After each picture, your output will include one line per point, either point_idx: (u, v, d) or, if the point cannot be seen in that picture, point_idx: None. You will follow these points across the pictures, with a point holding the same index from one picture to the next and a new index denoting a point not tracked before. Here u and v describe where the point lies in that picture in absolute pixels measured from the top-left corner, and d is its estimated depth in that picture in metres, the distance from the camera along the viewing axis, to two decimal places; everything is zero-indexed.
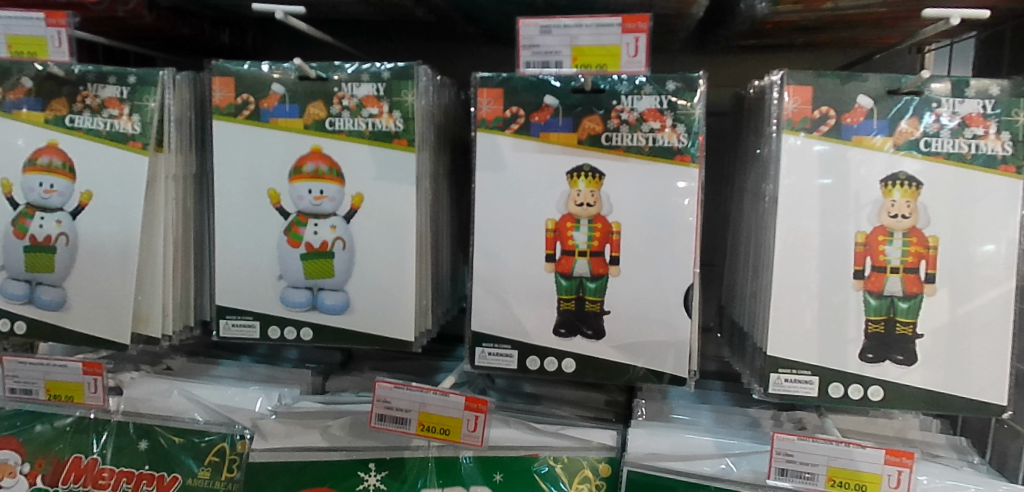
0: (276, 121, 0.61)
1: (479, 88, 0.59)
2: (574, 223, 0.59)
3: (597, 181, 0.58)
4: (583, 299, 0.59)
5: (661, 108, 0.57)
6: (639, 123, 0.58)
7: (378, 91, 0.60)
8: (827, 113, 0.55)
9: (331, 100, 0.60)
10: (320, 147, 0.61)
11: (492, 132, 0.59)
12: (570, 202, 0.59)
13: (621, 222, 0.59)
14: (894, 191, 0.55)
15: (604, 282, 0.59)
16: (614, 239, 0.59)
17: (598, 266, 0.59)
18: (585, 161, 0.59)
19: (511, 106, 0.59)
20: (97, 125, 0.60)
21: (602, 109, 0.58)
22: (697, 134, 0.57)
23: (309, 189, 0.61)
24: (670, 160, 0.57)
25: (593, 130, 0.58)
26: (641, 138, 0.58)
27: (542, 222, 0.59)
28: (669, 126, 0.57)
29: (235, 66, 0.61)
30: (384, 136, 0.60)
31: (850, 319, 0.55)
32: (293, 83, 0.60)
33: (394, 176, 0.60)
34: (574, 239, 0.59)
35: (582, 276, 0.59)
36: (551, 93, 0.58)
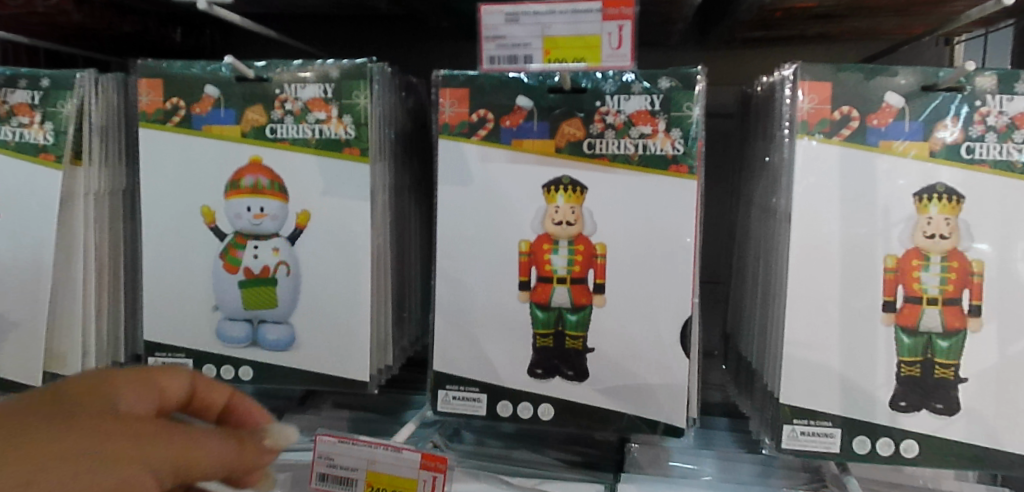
0: (210, 128, 0.53)
1: (441, 88, 0.51)
2: (551, 245, 0.51)
3: (578, 196, 0.50)
4: (563, 334, 0.51)
5: (653, 110, 0.49)
6: (627, 127, 0.49)
7: (325, 92, 0.52)
8: (849, 114, 0.47)
9: (272, 103, 0.52)
10: (260, 158, 0.53)
11: (455, 139, 0.51)
12: (548, 221, 0.51)
13: (606, 243, 0.50)
14: (931, 206, 0.46)
15: (587, 314, 0.51)
16: (599, 263, 0.50)
17: (581, 295, 0.51)
18: (563, 173, 0.50)
19: (478, 109, 0.51)
20: (6, 135, 0.52)
21: (583, 112, 0.50)
22: (694, 141, 0.49)
23: (248, 206, 0.53)
24: (663, 171, 0.49)
25: (573, 136, 0.50)
26: (630, 145, 0.49)
27: (515, 244, 0.51)
28: (661, 131, 0.49)
29: (164, 66, 0.53)
30: (332, 145, 0.52)
31: (879, 361, 0.47)
32: (229, 84, 0.52)
33: (345, 191, 0.52)
34: (552, 262, 0.51)
35: (561, 306, 0.51)
36: (524, 94, 0.50)
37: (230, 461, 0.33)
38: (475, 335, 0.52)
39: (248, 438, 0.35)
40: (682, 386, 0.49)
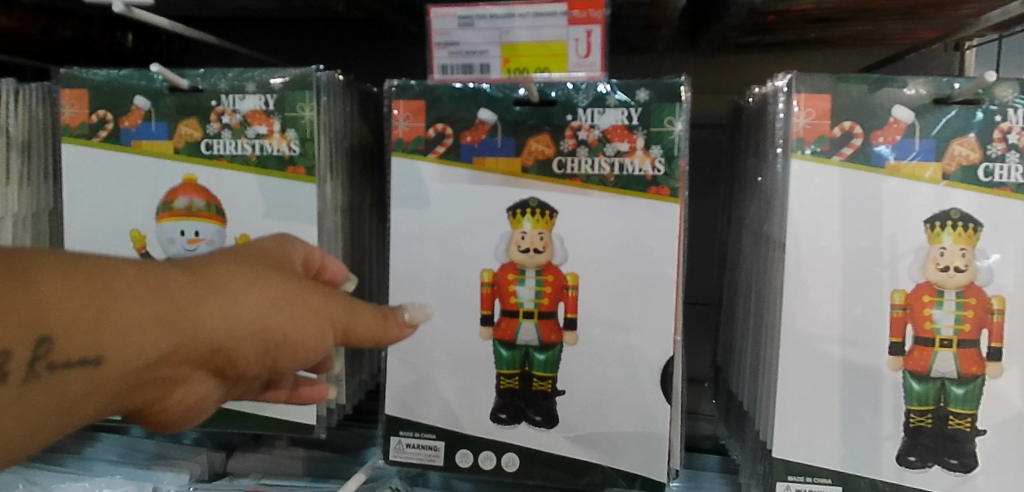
0: (139, 144, 0.47)
1: (394, 100, 0.46)
2: (518, 274, 0.46)
3: (547, 220, 0.45)
4: (531, 375, 0.46)
5: (630, 125, 0.44)
6: (602, 144, 0.44)
7: (267, 104, 0.47)
8: (850, 130, 0.41)
9: (208, 116, 0.47)
10: (195, 177, 0.47)
11: (410, 157, 0.46)
12: (514, 247, 0.45)
13: (579, 272, 0.45)
14: (944, 235, 0.41)
15: (556, 353, 0.46)
16: (569, 296, 0.45)
17: (550, 332, 0.46)
18: (530, 195, 0.45)
19: (436, 123, 0.45)
20: None
21: (553, 127, 0.44)
22: (677, 160, 0.43)
23: (182, 230, 0.48)
24: (642, 194, 0.43)
25: (541, 154, 0.45)
26: (604, 165, 0.44)
27: (477, 273, 0.46)
28: (640, 149, 0.43)
29: (88, 75, 0.48)
30: (275, 162, 0.47)
31: (885, 410, 0.41)
32: (160, 95, 0.47)
33: (289, 215, 0.47)
34: (519, 294, 0.46)
35: (529, 344, 0.46)
36: (488, 107, 0.45)
37: (349, 317, 0.36)
38: (434, 374, 0.46)
39: (375, 312, 0.38)
40: (662, 435, 0.44)
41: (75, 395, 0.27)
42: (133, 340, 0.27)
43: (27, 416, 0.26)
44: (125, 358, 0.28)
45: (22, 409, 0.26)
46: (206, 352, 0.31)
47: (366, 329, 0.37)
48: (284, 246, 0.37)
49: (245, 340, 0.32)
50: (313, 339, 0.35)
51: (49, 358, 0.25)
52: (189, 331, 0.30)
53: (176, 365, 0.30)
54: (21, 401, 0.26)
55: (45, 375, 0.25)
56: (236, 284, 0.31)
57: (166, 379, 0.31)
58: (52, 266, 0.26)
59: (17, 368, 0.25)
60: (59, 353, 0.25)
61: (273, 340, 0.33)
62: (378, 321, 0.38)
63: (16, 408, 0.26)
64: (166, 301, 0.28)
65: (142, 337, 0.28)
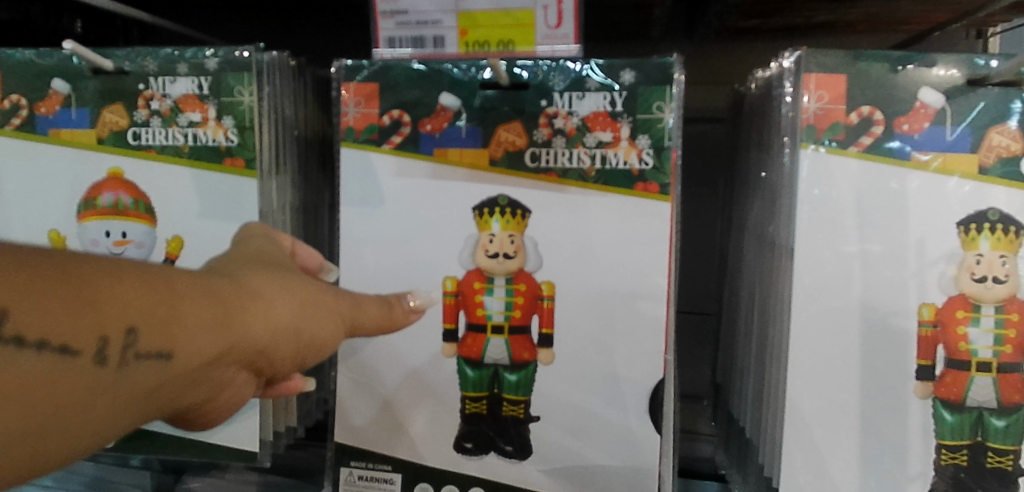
0: (58, 133, 0.42)
1: (344, 83, 0.40)
2: (485, 283, 0.40)
3: (519, 221, 0.39)
4: (500, 399, 0.40)
5: (613, 112, 0.38)
6: (581, 133, 0.38)
7: (200, 88, 0.41)
8: (870, 115, 0.36)
9: (135, 102, 0.42)
10: (121, 171, 0.42)
11: (363, 147, 0.40)
12: (480, 252, 0.40)
13: (554, 280, 0.39)
14: (981, 240, 0.35)
15: (529, 374, 0.39)
16: (545, 308, 0.39)
17: (523, 350, 0.40)
18: (498, 191, 0.39)
19: (392, 109, 0.40)
20: None
21: (526, 114, 0.39)
22: (668, 151, 0.37)
23: (106, 231, 0.42)
24: (627, 191, 0.38)
25: (511, 144, 0.39)
26: (584, 157, 0.38)
27: (439, 282, 0.40)
28: (625, 140, 0.38)
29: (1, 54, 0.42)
30: (209, 154, 0.41)
31: (911, 444, 0.36)
32: (81, 78, 0.42)
33: (227, 214, 0.41)
34: (487, 306, 0.40)
35: (498, 363, 0.40)
36: (450, 89, 0.39)
37: (372, 316, 0.33)
38: (389, 395, 0.41)
39: (395, 303, 0.36)
40: (650, 471, 0.38)
41: (137, 393, 0.23)
42: (190, 336, 0.24)
43: (98, 417, 0.22)
44: (188, 355, 0.24)
45: (91, 414, 0.22)
46: (251, 359, 0.27)
47: (372, 324, 0.33)
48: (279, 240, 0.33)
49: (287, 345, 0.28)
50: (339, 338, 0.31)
51: (132, 351, 0.22)
52: (239, 335, 0.26)
53: (225, 368, 0.26)
54: (98, 400, 0.22)
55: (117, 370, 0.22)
56: (273, 290, 0.28)
57: (208, 390, 0.27)
58: (96, 262, 0.22)
59: (108, 353, 0.22)
60: (142, 343, 0.22)
61: (309, 345, 0.29)
62: (384, 315, 0.34)
63: (93, 406, 0.22)
64: (214, 296, 0.25)
65: (197, 339, 0.24)
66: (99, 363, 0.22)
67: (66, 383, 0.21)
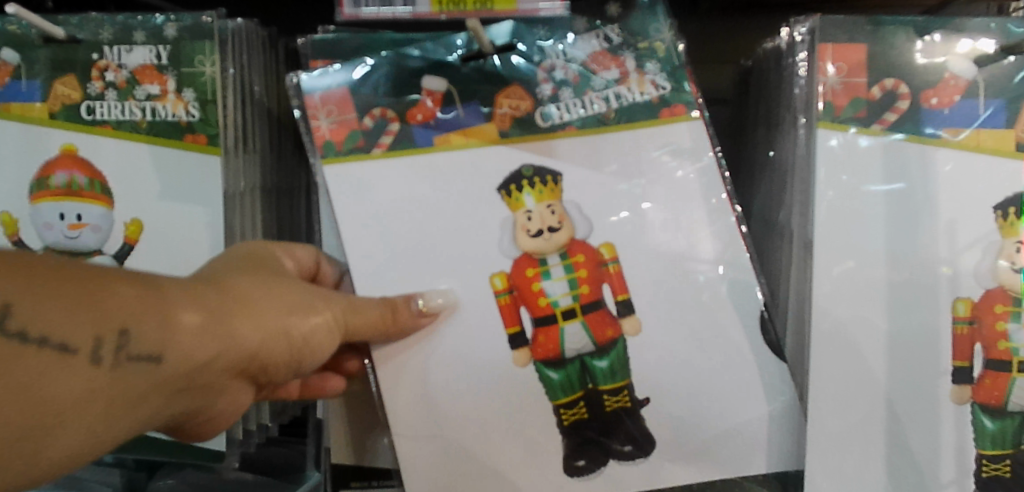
0: (8, 107, 0.39)
1: (305, 100, 0.36)
2: (538, 267, 0.35)
3: (552, 189, 0.35)
4: (597, 395, 0.35)
5: (611, 48, 0.36)
6: (587, 79, 0.36)
7: (159, 58, 0.38)
8: (896, 88, 0.33)
9: (89, 73, 0.39)
10: (75, 148, 0.39)
11: (348, 159, 0.35)
12: (522, 233, 0.35)
13: (614, 241, 0.35)
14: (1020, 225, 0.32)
15: (620, 352, 0.35)
16: (610, 274, 0.35)
17: (605, 327, 0.35)
18: (522, 162, 0.35)
19: (371, 110, 0.36)
20: None
21: (523, 73, 0.36)
22: (682, 70, 0.36)
23: (61, 213, 0.39)
24: (650, 120, 0.36)
25: (520, 111, 0.36)
26: (597, 101, 0.36)
27: (484, 281, 0.35)
28: (634, 71, 0.36)
29: None
30: (168, 129, 0.38)
31: (951, 453, 0.32)
32: (32, 47, 0.39)
33: (191, 194, 0.38)
34: (545, 291, 0.35)
35: (582, 352, 0.35)
36: (432, 74, 0.36)
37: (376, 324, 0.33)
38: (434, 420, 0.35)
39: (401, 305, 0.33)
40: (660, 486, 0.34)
41: (129, 398, 0.26)
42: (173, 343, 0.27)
43: (101, 416, 0.25)
44: (177, 360, 0.27)
45: (93, 405, 0.25)
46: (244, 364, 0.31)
47: (370, 327, 0.33)
48: (297, 257, 0.36)
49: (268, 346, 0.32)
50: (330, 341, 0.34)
51: (123, 350, 0.26)
52: (230, 340, 0.30)
53: (213, 374, 0.30)
54: (100, 392, 0.25)
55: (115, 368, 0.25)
56: (266, 299, 0.32)
57: (205, 392, 0.30)
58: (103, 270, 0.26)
59: (102, 353, 0.25)
60: (131, 347, 0.26)
61: (301, 349, 0.33)
62: (385, 318, 0.33)
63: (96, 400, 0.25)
64: (204, 308, 0.29)
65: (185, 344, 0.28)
66: (92, 364, 0.25)
67: (65, 378, 0.24)
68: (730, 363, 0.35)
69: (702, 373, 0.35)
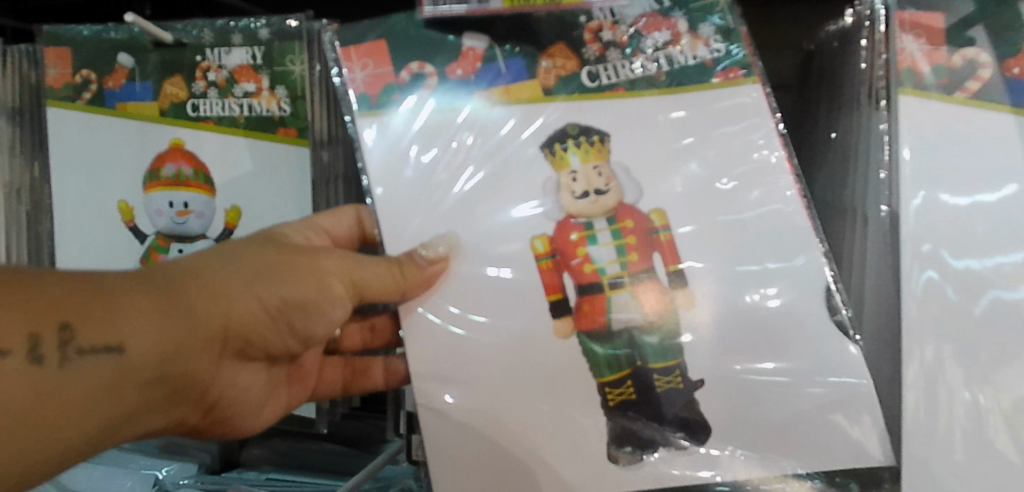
0: (124, 106, 0.43)
1: (346, 49, 0.38)
2: (584, 232, 0.36)
3: (599, 149, 0.36)
4: (647, 371, 0.35)
5: (660, 12, 0.38)
6: (636, 41, 0.38)
7: (254, 58, 0.42)
8: (976, 58, 0.35)
9: (194, 73, 0.43)
10: (181, 142, 0.43)
11: (383, 109, 0.37)
12: (567, 195, 0.36)
13: (665, 206, 0.36)
14: None
15: (667, 323, 0.35)
16: (660, 242, 0.35)
17: (654, 299, 0.35)
18: (567, 121, 0.37)
19: (410, 63, 0.38)
20: None
21: (569, 35, 0.38)
22: (738, 32, 0.37)
23: (170, 202, 0.43)
24: (701, 82, 0.37)
25: (565, 68, 0.37)
26: (645, 63, 0.37)
27: (526, 244, 0.35)
28: (687, 34, 0.37)
29: (71, 30, 0.43)
30: (264, 124, 0.42)
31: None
32: (145, 51, 0.43)
33: (286, 185, 0.43)
34: (594, 257, 0.36)
35: (629, 325, 0.35)
36: (475, 31, 0.38)
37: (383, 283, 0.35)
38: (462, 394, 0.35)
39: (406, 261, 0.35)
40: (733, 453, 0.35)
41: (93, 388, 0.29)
42: (126, 327, 0.29)
43: (54, 408, 0.28)
44: (140, 347, 0.29)
45: (53, 397, 0.28)
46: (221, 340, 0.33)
47: (383, 285, 0.35)
48: (306, 230, 0.38)
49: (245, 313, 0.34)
50: (331, 296, 0.36)
51: (71, 345, 0.28)
52: (193, 320, 0.31)
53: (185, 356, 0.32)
54: (58, 387, 0.28)
55: (70, 361, 0.28)
56: (234, 277, 0.33)
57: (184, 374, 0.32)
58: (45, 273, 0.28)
59: (46, 350, 0.27)
60: (78, 340, 0.28)
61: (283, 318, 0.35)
62: (394, 274, 0.34)
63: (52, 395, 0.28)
64: (157, 293, 0.31)
65: (143, 326, 0.29)
66: (39, 362, 0.27)
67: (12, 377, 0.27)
68: (788, 342, 0.34)
69: (762, 350, 0.34)
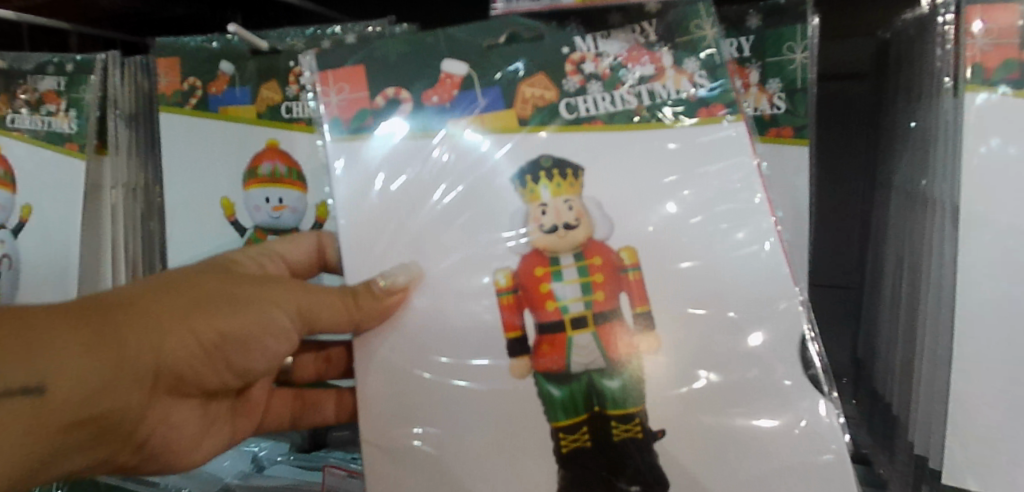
0: (225, 110, 0.47)
1: (322, 73, 0.40)
2: (550, 267, 0.38)
3: (571, 183, 0.38)
4: (603, 415, 0.38)
5: (643, 45, 0.39)
6: (616, 74, 0.38)
7: None
8: None
9: (287, 78, 0.46)
10: (277, 142, 0.46)
11: (359, 139, 0.39)
12: (536, 229, 0.38)
13: (635, 246, 0.38)
14: None
15: (629, 371, 0.37)
16: (630, 282, 0.38)
17: (614, 340, 0.38)
18: (540, 154, 0.38)
19: (391, 86, 0.39)
20: (36, 125, 0.50)
21: (552, 67, 0.39)
22: (723, 70, 0.38)
23: (267, 197, 0.47)
24: (707, 112, 0.38)
25: (541, 99, 0.38)
26: (624, 98, 0.38)
27: (490, 279, 0.38)
28: (670, 69, 0.38)
29: (180, 40, 0.47)
30: None
31: None
32: (243, 59, 0.47)
33: None
34: (556, 292, 0.38)
35: (588, 367, 0.38)
36: (453, 60, 0.39)
37: (338, 317, 0.38)
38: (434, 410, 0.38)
39: (361, 293, 0.37)
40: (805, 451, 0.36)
41: (25, 424, 0.33)
42: (43, 363, 0.33)
43: None
44: (63, 383, 0.33)
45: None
46: (155, 370, 0.37)
47: (337, 315, 0.38)
48: (260, 256, 0.43)
49: (181, 343, 0.37)
50: (269, 323, 0.39)
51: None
52: (121, 354, 0.35)
53: (121, 387, 0.36)
54: None
55: None
56: (166, 307, 0.37)
57: (119, 404, 0.36)
58: None
59: None
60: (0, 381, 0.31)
61: (217, 344, 0.39)
62: (348, 303, 0.37)
63: None
64: (86, 331, 0.34)
65: (67, 365, 0.33)
66: None
67: None
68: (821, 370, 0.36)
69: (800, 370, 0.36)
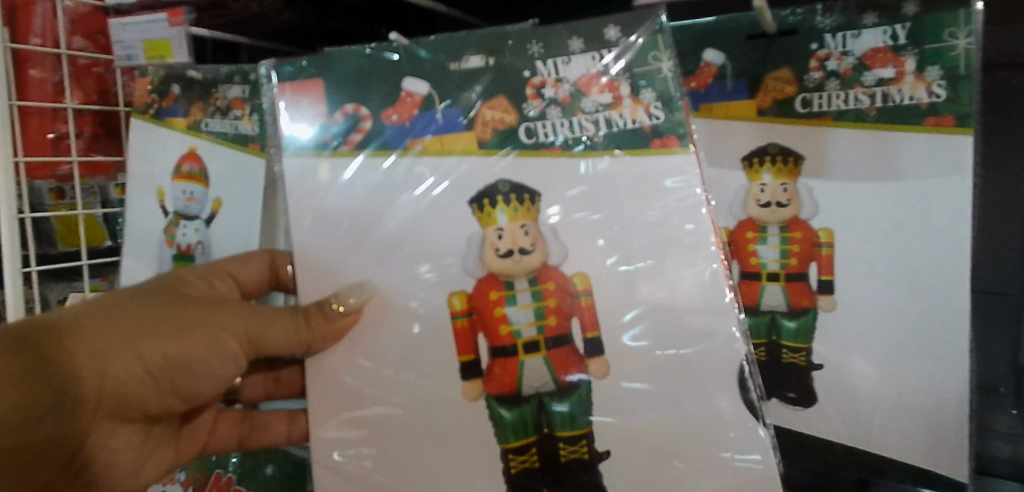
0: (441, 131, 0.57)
1: (486, 102, 0.57)
2: (501, 292, 0.57)
3: (527, 208, 0.57)
4: (553, 432, 0.57)
5: (890, 49, 0.57)
6: (828, 79, 0.59)
7: (591, 72, 0.56)
8: None
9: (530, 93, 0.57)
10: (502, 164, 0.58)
11: (532, 154, 0.56)
12: (490, 252, 0.57)
13: (586, 274, 0.56)
14: None
15: (803, 323, 0.61)
16: (581, 308, 0.56)
17: (802, 298, 0.61)
18: (582, 164, 0.56)
19: (409, 94, 0.58)
20: (224, 127, 0.70)
21: (793, 64, 0.60)
22: (952, 82, 0.56)
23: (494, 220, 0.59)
24: (919, 124, 0.57)
25: (507, 120, 0.56)
26: (849, 101, 0.58)
27: (447, 300, 0.57)
28: (911, 76, 0.57)
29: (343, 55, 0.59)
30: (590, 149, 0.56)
31: None
32: (490, 75, 0.57)
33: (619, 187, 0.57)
34: (760, 252, 0.62)
35: (538, 387, 0.57)
36: (707, 52, 0.62)
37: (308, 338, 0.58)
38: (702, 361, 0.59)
39: (310, 316, 0.57)
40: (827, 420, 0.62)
41: None
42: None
43: None
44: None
45: None
46: (100, 392, 0.54)
47: (295, 339, 0.58)
48: (214, 275, 0.63)
49: (126, 375, 0.54)
50: (214, 347, 0.58)
51: None
52: (59, 381, 0.52)
53: (72, 402, 0.53)
54: None
55: None
56: (102, 345, 0.53)
57: (67, 418, 0.53)
58: None
59: None
60: None
61: (172, 364, 0.56)
62: (306, 328, 0.57)
63: None
64: (20, 363, 0.51)
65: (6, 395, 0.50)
66: None
67: None
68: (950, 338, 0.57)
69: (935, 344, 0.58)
